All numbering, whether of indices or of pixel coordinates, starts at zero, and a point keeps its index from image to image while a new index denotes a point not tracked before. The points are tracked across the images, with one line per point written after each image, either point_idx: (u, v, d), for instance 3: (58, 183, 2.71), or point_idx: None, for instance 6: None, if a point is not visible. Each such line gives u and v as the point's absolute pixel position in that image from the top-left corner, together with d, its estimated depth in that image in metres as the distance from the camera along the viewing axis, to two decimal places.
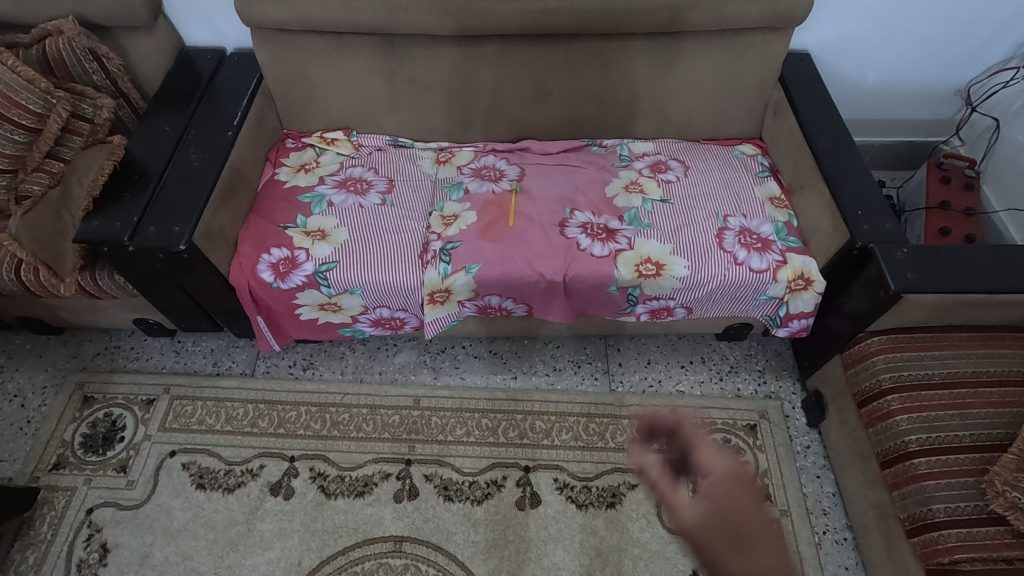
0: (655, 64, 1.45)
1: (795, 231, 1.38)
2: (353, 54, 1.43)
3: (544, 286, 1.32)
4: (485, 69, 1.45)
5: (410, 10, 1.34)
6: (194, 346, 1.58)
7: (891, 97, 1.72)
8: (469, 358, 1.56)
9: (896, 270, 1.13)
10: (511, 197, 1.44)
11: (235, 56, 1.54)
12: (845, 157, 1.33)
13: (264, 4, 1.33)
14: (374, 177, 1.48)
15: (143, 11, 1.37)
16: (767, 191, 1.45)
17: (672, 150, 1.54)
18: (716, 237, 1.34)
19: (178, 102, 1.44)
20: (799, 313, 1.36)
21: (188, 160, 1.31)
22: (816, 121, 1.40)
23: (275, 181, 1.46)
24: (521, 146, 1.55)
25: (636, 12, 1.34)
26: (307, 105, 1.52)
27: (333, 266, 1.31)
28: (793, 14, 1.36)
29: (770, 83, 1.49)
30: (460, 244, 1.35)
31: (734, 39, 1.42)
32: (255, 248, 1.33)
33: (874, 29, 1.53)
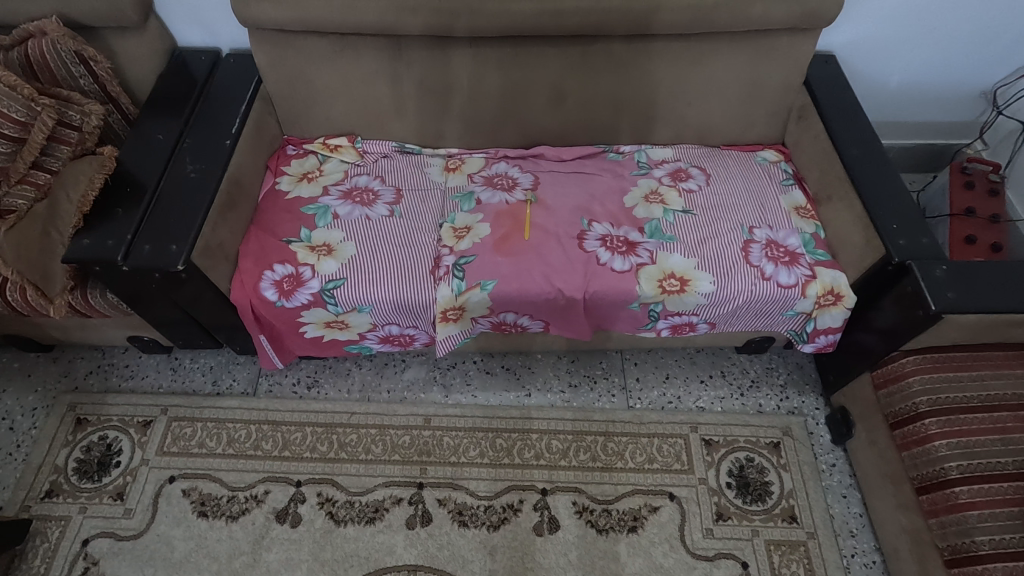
0: (675, 67, 1.38)
1: (823, 243, 1.32)
2: (357, 55, 1.35)
3: (563, 302, 1.26)
4: (497, 71, 1.37)
5: (419, 10, 1.26)
6: (192, 363, 1.51)
7: (914, 99, 1.66)
8: (480, 374, 1.50)
9: (936, 289, 1.07)
10: (525, 208, 1.37)
11: (232, 58, 1.45)
12: (876, 166, 1.27)
13: (263, 3, 1.25)
14: (381, 187, 1.41)
15: (133, 10, 1.28)
16: (792, 200, 1.39)
17: (692, 156, 1.47)
18: (742, 250, 1.28)
19: (171, 108, 1.36)
20: (827, 329, 1.31)
21: (183, 171, 1.23)
22: (844, 127, 1.34)
23: (276, 191, 1.38)
24: (534, 152, 1.48)
25: (658, 12, 1.26)
26: (308, 110, 1.44)
27: (340, 283, 1.24)
28: (823, 14, 1.29)
29: (795, 86, 1.42)
30: (473, 258, 1.28)
31: (759, 41, 1.35)
32: (257, 264, 1.25)
33: (902, 29, 1.47)
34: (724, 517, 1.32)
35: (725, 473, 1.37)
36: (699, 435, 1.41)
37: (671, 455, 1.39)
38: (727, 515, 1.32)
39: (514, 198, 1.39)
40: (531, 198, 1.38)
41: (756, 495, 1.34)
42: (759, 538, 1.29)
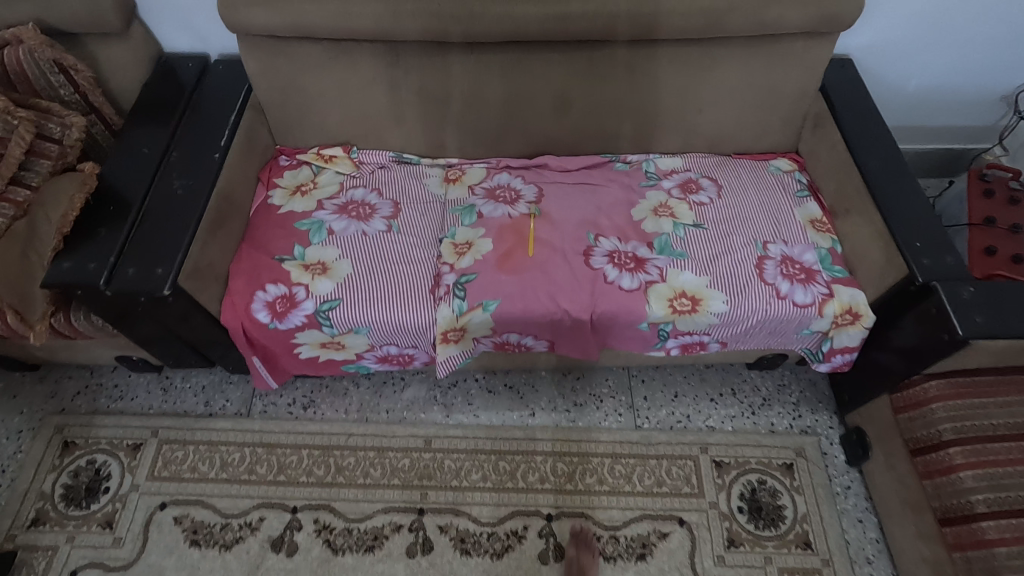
0: (686, 73, 1.31)
1: (840, 259, 1.26)
2: (352, 62, 1.28)
3: (569, 323, 1.20)
4: (498, 78, 1.31)
5: (416, 15, 1.19)
6: (184, 382, 1.45)
7: (931, 103, 1.59)
8: (482, 393, 1.45)
9: (962, 313, 1.02)
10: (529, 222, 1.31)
11: (220, 64, 1.39)
12: (897, 179, 1.21)
13: (252, 8, 1.18)
14: (378, 200, 1.35)
15: (115, 16, 1.21)
16: (808, 213, 1.33)
17: (703, 166, 1.41)
18: (755, 267, 1.23)
19: (157, 118, 1.29)
20: (843, 348, 1.25)
21: (170, 188, 1.17)
22: (863, 136, 1.28)
23: (268, 206, 1.32)
24: (538, 162, 1.42)
25: (669, 16, 1.20)
26: (300, 119, 1.37)
27: (335, 304, 1.18)
28: (842, 18, 1.22)
29: (811, 92, 1.36)
30: (474, 276, 1.23)
31: (774, 45, 1.28)
32: (249, 284, 1.20)
33: (921, 32, 1.40)
34: (736, 543, 1.27)
35: (736, 497, 1.32)
36: (709, 456, 1.37)
37: (681, 478, 1.34)
38: (739, 541, 1.27)
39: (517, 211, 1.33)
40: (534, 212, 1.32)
41: (769, 520, 1.30)
42: (772, 565, 1.25)
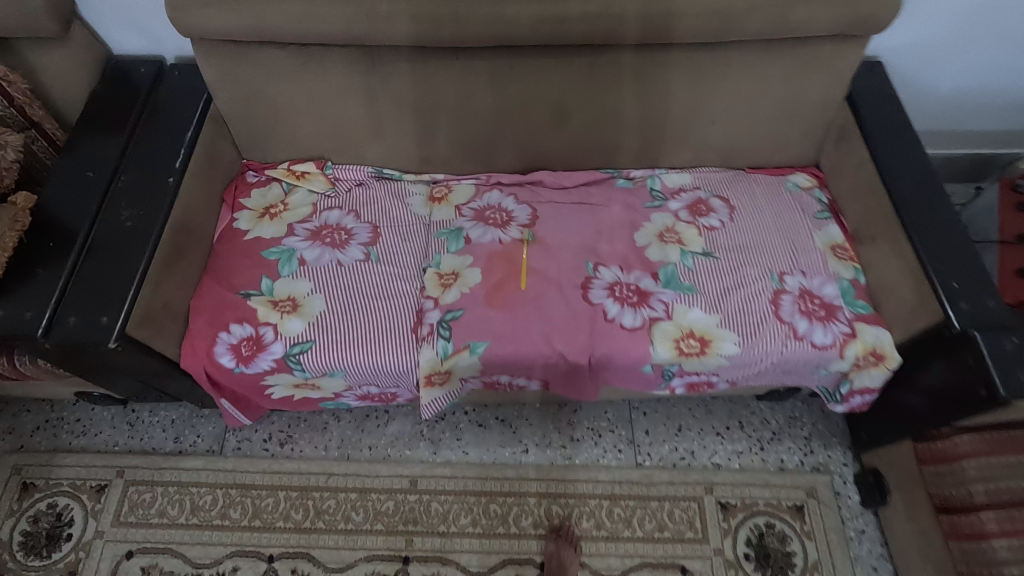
0: (698, 82, 1.17)
1: (864, 291, 1.14)
2: (322, 69, 1.14)
3: (565, 366, 1.09)
4: (487, 87, 1.16)
5: (392, 18, 1.04)
6: (151, 417, 1.35)
7: (964, 106, 1.45)
8: (472, 428, 1.35)
9: (1004, 369, 0.90)
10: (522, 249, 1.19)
11: (176, 70, 1.24)
12: (933, 207, 1.08)
13: (204, 10, 1.03)
14: (355, 223, 1.22)
15: (49, 20, 1.06)
16: (828, 237, 1.20)
17: (714, 182, 1.28)
18: (771, 303, 1.11)
19: (105, 134, 1.15)
20: (864, 388, 1.14)
21: (117, 218, 1.04)
22: (894, 154, 1.14)
23: (233, 231, 1.19)
24: (532, 179, 1.28)
25: (680, 19, 1.05)
26: (267, 132, 1.23)
27: (307, 347, 1.07)
28: (877, 20, 1.08)
29: (836, 102, 1.21)
30: (461, 312, 1.11)
31: (799, 51, 1.14)
32: (211, 324, 1.08)
33: (960, 30, 1.25)
34: None
35: (742, 543, 1.24)
36: (714, 498, 1.28)
37: (684, 521, 1.25)
38: None
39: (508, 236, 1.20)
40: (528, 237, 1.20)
41: (777, 568, 1.22)
42: None
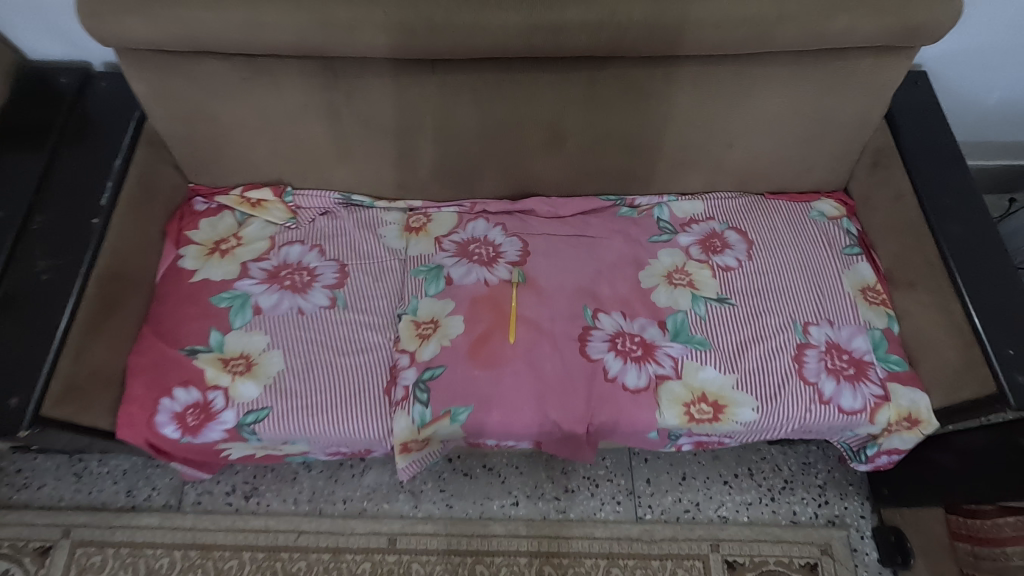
0: (716, 99, 1.00)
1: (897, 343, 1.01)
2: (274, 83, 0.96)
3: (559, 433, 0.96)
4: (470, 105, 0.99)
5: (354, 27, 0.86)
6: (101, 467, 1.22)
7: (1010, 118, 1.29)
8: (457, 477, 1.23)
9: None
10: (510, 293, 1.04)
11: (102, 80, 1.06)
12: (985, 253, 0.94)
13: (124, 16, 0.85)
14: (319, 261, 1.06)
15: None
16: (858, 278, 1.06)
17: (730, 211, 1.12)
18: (793, 360, 0.97)
19: (16, 159, 0.97)
20: (892, 450, 1.02)
21: (30, 272, 0.88)
22: (940, 189, 0.99)
23: (177, 271, 1.03)
24: (522, 206, 1.12)
25: (699, 30, 0.88)
26: (215, 153, 1.06)
27: (263, 414, 0.94)
28: (931, 31, 0.91)
29: (874, 122, 1.05)
30: (440, 371, 0.97)
31: (836, 64, 0.97)
32: (150, 388, 0.93)
33: (1017, 36, 1.08)
34: None
35: None
36: (721, 556, 1.17)
37: None
38: None
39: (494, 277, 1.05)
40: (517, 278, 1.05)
41: None
42: None
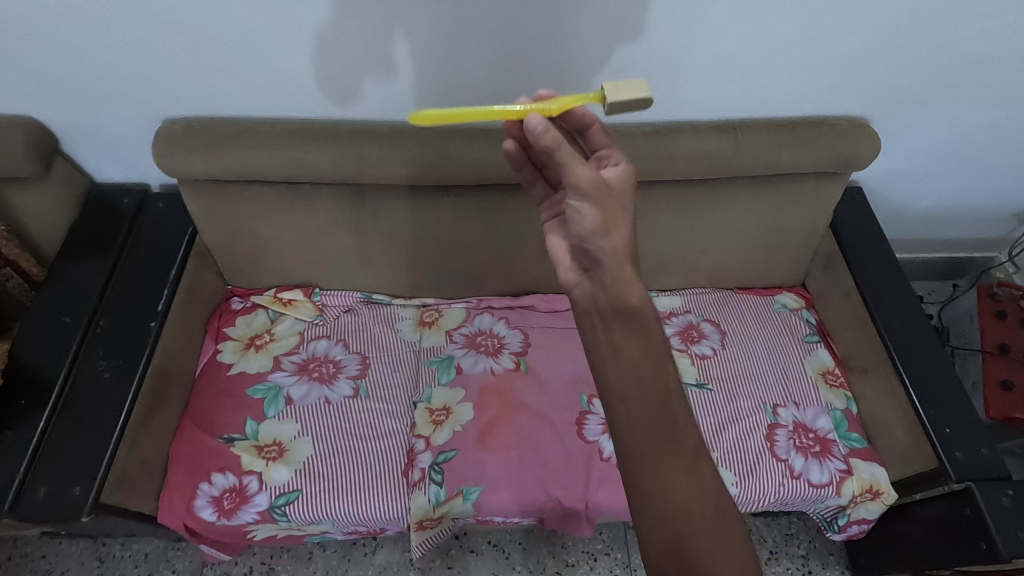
0: (688, 215, 1.18)
1: (856, 422, 1.15)
2: (310, 205, 1.12)
3: (562, 511, 1.07)
4: (479, 220, 1.15)
5: (383, 161, 1.04)
6: (124, 550, 1.27)
7: (942, 220, 1.46)
8: (495, 552, 1.30)
9: (1004, 527, 0.91)
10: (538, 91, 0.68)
11: (160, 201, 1.20)
12: (920, 342, 1.09)
13: (191, 155, 1.02)
14: (344, 353, 1.19)
15: (27, 162, 1.04)
16: (819, 362, 1.21)
17: (704, 304, 1.28)
18: (766, 439, 1.11)
19: (90, 246, 1.12)
20: (861, 520, 1.12)
21: (61, 324, 1.03)
22: (879, 286, 1.16)
23: (216, 365, 1.16)
24: (523, 302, 1.27)
25: (669, 162, 1.07)
26: (252, 262, 1.20)
27: (294, 497, 1.03)
28: (858, 161, 1.11)
29: (821, 232, 1.23)
30: (453, 454, 1.08)
31: (783, 186, 1.16)
32: (190, 477, 1.03)
33: (937, 160, 1.26)
34: None
35: None
36: None
37: None
38: None
39: (533, 122, 0.58)
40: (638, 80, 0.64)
41: None
42: None
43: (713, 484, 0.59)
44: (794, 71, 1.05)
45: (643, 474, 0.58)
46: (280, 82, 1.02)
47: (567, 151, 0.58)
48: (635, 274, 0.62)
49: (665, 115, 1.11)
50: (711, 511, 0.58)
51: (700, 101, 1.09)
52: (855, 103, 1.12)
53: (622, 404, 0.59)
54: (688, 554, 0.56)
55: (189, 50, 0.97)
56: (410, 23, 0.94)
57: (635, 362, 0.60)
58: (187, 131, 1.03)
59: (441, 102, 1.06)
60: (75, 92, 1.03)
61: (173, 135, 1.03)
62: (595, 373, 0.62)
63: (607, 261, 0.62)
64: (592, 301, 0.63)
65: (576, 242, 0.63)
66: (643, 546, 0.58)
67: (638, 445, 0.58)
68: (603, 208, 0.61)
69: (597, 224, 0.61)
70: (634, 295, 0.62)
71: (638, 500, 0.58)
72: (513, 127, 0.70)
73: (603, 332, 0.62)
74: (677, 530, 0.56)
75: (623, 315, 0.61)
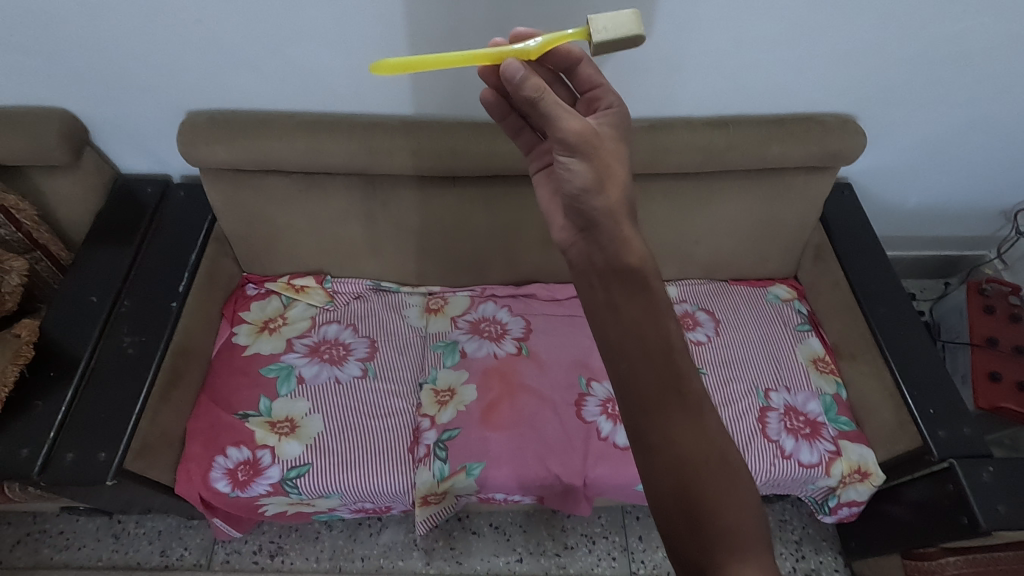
0: (683, 207, 1.23)
1: (845, 406, 1.19)
2: (323, 194, 1.19)
3: (561, 487, 1.11)
4: (483, 209, 1.21)
5: (393, 151, 1.10)
6: (138, 528, 1.32)
7: (931, 217, 1.51)
8: (497, 534, 1.34)
9: (984, 501, 0.93)
10: (516, 32, 0.73)
11: (181, 190, 1.26)
12: (905, 329, 1.14)
13: (213, 145, 1.09)
14: (354, 337, 1.25)
15: (60, 150, 1.10)
16: (810, 350, 1.26)
17: (699, 294, 1.33)
18: (758, 421, 1.15)
19: (116, 232, 1.18)
20: (851, 501, 1.16)
21: (88, 302, 1.09)
22: (867, 276, 1.21)
23: (232, 346, 1.21)
24: (525, 291, 1.33)
25: (664, 155, 1.13)
26: (267, 249, 1.27)
27: (304, 470, 1.08)
28: (845, 155, 1.16)
29: (811, 225, 1.28)
30: (457, 432, 1.13)
31: (774, 179, 1.21)
32: (206, 450, 1.08)
33: (923, 157, 1.32)
34: None
35: None
36: None
37: None
38: None
39: (512, 69, 0.63)
40: (620, 16, 0.68)
41: None
42: None
43: (720, 439, 0.59)
44: (783, 69, 1.11)
45: (646, 422, 0.60)
46: (297, 76, 1.09)
47: (551, 98, 0.65)
48: (631, 231, 0.67)
49: (661, 111, 1.17)
50: (716, 458, 0.58)
51: (694, 98, 1.15)
52: (842, 101, 1.18)
53: (623, 358, 0.62)
54: (692, 497, 0.56)
55: (213, 45, 1.03)
56: (420, 21, 1.00)
57: (635, 321, 0.63)
58: (210, 122, 1.09)
59: (449, 97, 1.13)
60: (105, 85, 1.09)
61: (196, 126, 1.09)
62: (599, 332, 0.65)
63: (602, 220, 0.68)
64: (590, 261, 0.69)
65: (570, 199, 0.70)
66: (650, 492, 0.59)
67: (641, 395, 0.60)
68: (592, 160, 0.67)
69: (589, 180, 0.67)
70: (632, 254, 0.66)
71: (643, 447, 0.60)
72: (496, 81, 0.77)
73: (605, 293, 0.66)
74: (682, 480, 0.57)
75: (623, 275, 0.66)
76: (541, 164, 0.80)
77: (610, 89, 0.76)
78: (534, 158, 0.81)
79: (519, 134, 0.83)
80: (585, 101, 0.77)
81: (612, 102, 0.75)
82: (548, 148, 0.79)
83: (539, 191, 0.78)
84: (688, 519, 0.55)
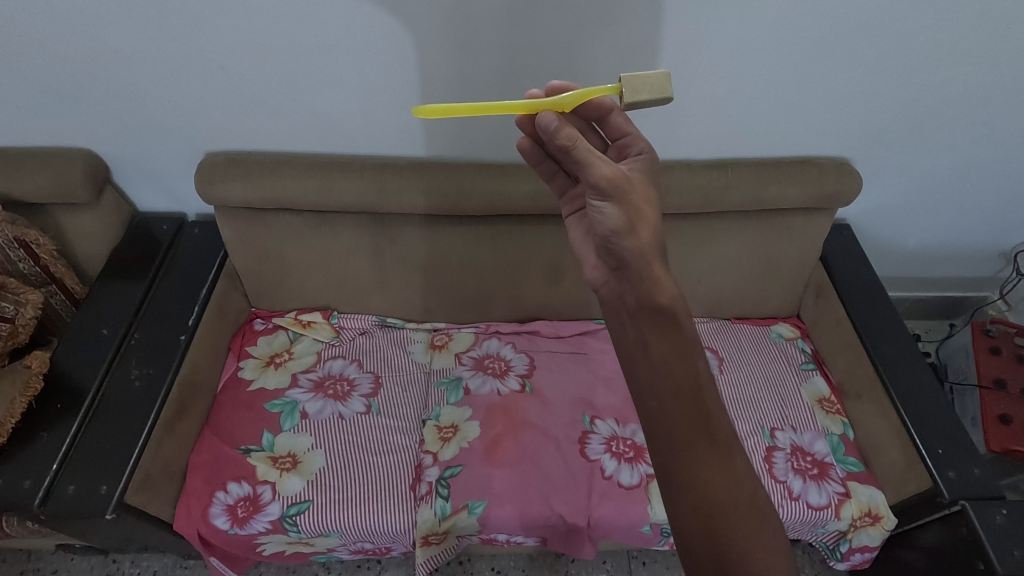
0: (686, 246, 1.26)
1: (853, 447, 1.18)
2: (333, 231, 1.22)
3: (564, 527, 1.09)
4: (488, 247, 1.24)
5: (402, 190, 1.14)
6: (133, 567, 1.30)
7: (931, 258, 1.52)
8: None
9: (999, 544, 0.90)
10: (552, 85, 0.75)
11: (196, 228, 1.31)
12: (908, 368, 1.14)
13: (230, 183, 1.13)
14: (358, 372, 1.26)
15: (83, 186, 1.15)
16: (814, 389, 1.25)
17: (702, 333, 1.34)
18: (763, 461, 1.14)
19: (129, 267, 1.21)
20: (863, 547, 1.12)
21: (98, 335, 1.10)
22: (869, 315, 1.22)
23: (237, 381, 1.23)
24: (529, 328, 1.34)
25: (665, 194, 1.16)
26: (278, 285, 1.29)
27: (304, 507, 1.07)
28: (841, 195, 1.19)
29: (811, 265, 1.30)
30: (460, 469, 1.12)
31: (773, 219, 1.24)
32: (208, 484, 1.07)
33: (919, 200, 1.34)
34: None
35: None
36: None
37: None
38: None
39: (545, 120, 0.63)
40: (652, 77, 0.72)
41: None
42: None
43: (750, 481, 0.59)
44: (777, 113, 1.15)
45: (674, 461, 0.60)
46: (312, 119, 1.14)
47: (586, 146, 0.66)
48: (662, 271, 0.67)
49: (663, 153, 1.21)
50: (745, 500, 0.58)
51: (695, 141, 1.19)
52: (837, 144, 1.21)
53: (653, 397, 0.62)
54: (718, 538, 0.57)
55: (236, 90, 1.09)
56: (430, 69, 1.05)
57: (665, 359, 0.63)
58: (228, 162, 1.14)
59: (456, 139, 1.17)
60: (131, 126, 1.15)
61: (213, 165, 1.14)
62: (628, 368, 0.66)
63: (632, 260, 0.68)
64: (621, 299, 0.69)
65: (603, 240, 0.70)
66: (675, 530, 0.60)
67: (670, 434, 0.60)
68: (624, 204, 0.67)
69: (622, 223, 0.67)
70: (663, 294, 0.66)
71: (671, 486, 0.60)
72: (530, 130, 0.78)
73: (634, 331, 0.66)
74: (710, 521, 0.57)
75: (653, 313, 0.65)
76: (574, 208, 0.81)
77: (640, 136, 0.78)
78: (567, 203, 0.82)
79: (554, 178, 0.84)
80: (616, 147, 0.79)
81: (641, 148, 0.77)
82: (581, 193, 0.80)
83: (572, 233, 0.79)
84: (717, 561, 0.56)
